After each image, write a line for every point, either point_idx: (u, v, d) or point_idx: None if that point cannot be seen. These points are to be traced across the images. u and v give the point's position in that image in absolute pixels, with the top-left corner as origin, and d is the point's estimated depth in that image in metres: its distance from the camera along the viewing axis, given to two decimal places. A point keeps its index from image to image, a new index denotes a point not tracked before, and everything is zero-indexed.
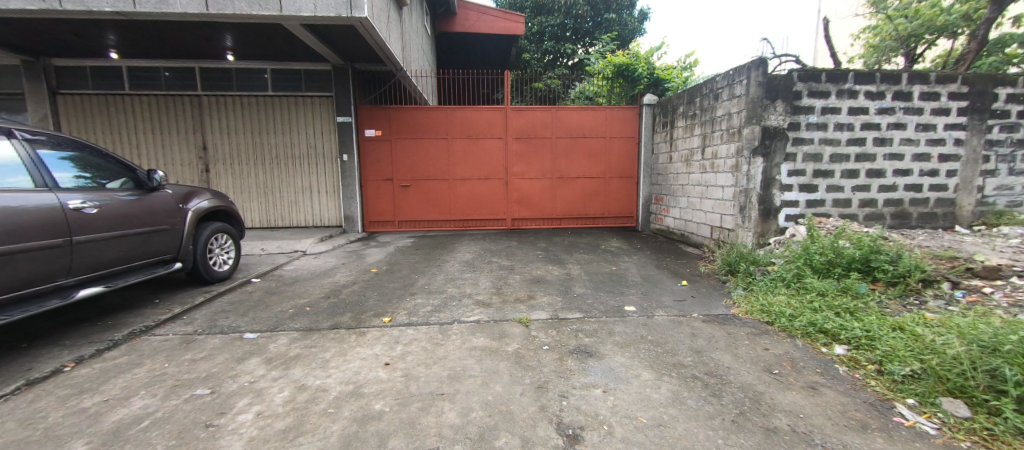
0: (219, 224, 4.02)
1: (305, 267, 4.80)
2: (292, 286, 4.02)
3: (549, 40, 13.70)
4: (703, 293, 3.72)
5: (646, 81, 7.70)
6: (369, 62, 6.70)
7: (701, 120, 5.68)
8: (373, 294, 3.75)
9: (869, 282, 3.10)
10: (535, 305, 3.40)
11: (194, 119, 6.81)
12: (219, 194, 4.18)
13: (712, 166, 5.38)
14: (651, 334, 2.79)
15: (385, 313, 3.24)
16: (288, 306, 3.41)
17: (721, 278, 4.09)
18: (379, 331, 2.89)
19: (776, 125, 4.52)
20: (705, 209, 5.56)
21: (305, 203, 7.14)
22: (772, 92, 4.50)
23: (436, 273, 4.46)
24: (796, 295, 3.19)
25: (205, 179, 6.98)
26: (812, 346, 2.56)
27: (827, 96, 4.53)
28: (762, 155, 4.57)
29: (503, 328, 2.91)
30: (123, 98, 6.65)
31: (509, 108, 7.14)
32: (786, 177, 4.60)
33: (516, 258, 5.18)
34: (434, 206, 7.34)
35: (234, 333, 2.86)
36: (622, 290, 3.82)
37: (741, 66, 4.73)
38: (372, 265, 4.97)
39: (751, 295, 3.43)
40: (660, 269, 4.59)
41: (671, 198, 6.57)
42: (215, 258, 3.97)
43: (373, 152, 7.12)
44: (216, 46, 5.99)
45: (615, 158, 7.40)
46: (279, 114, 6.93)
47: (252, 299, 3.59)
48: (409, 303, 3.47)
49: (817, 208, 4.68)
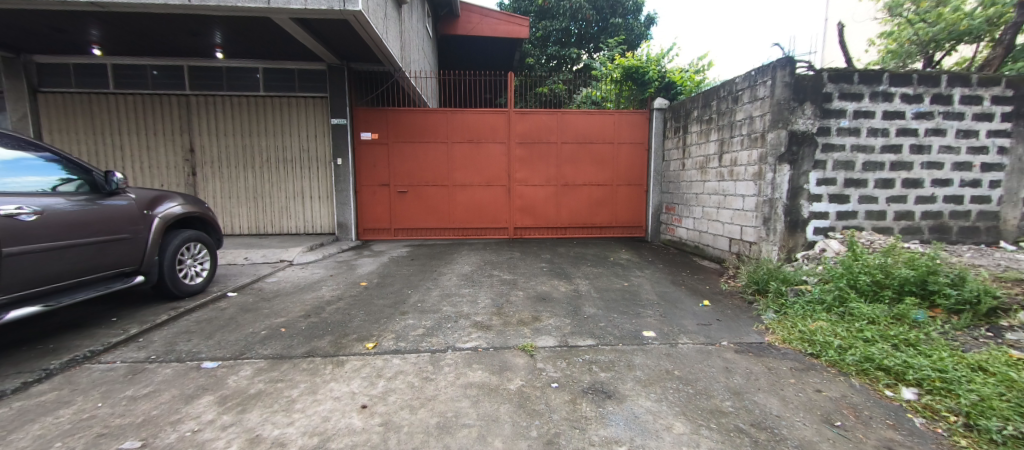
0: (193, 232, 3.65)
1: (289, 279, 4.41)
2: (271, 302, 3.62)
3: (554, 45, 13.47)
4: (729, 316, 3.31)
5: (656, 84, 7.30)
6: (367, 62, 6.36)
7: (717, 124, 5.31)
8: (359, 313, 3.35)
9: (928, 309, 2.70)
10: (540, 329, 2.99)
11: (181, 119, 6.48)
12: (195, 200, 3.82)
13: (731, 174, 4.99)
14: (678, 369, 2.38)
15: (369, 337, 2.84)
16: (261, 327, 3.01)
17: (748, 297, 3.69)
18: (361, 360, 2.49)
19: (805, 129, 4.14)
20: (722, 220, 5.16)
21: (296, 210, 6.77)
22: (801, 94, 4.12)
23: (431, 288, 4.06)
24: (841, 322, 2.78)
25: (191, 182, 6.61)
26: (873, 388, 2.15)
27: (860, 99, 4.15)
28: (788, 162, 4.19)
29: (505, 359, 2.50)
30: (107, 97, 6.33)
31: (513, 112, 6.79)
32: (815, 186, 4.20)
33: (519, 271, 4.78)
34: (432, 213, 6.96)
35: (192, 361, 2.47)
36: (638, 311, 3.41)
37: (765, 66, 4.38)
38: (362, 277, 4.57)
39: (787, 320, 3.02)
40: (677, 286, 4.19)
41: (684, 207, 6.18)
42: (187, 269, 3.60)
43: (369, 156, 6.76)
44: (204, 43, 5.66)
45: (624, 164, 7.02)
46: (271, 115, 6.60)
47: (223, 318, 3.20)
48: (398, 325, 3.07)
49: (848, 220, 4.28)
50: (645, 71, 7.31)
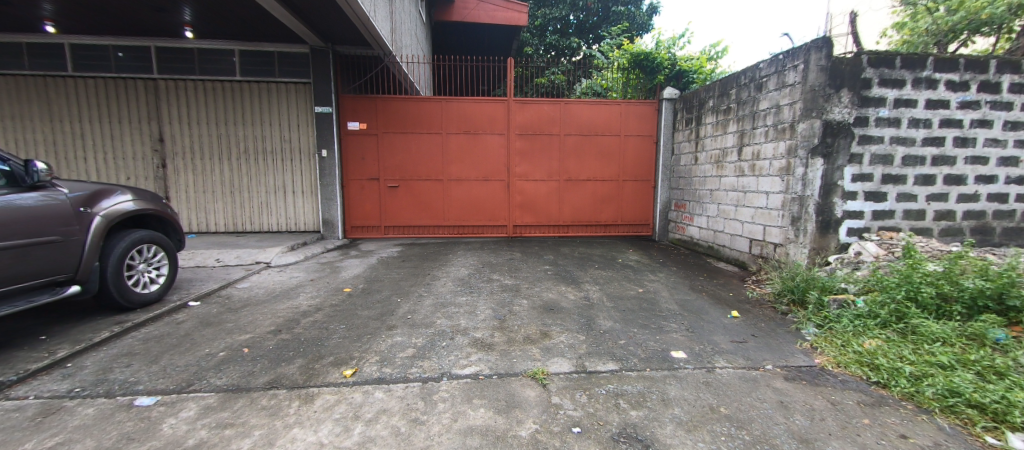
0: (146, 232, 3.15)
1: (262, 284, 3.92)
2: (237, 313, 3.14)
3: (553, 35, 13.02)
4: (765, 331, 2.89)
5: (666, 72, 6.68)
6: (353, 45, 5.83)
7: (736, 114, 4.88)
8: (339, 327, 2.88)
9: (1008, 327, 2.32)
10: (551, 349, 2.54)
11: (150, 105, 5.91)
12: (149, 196, 3.33)
13: (753, 169, 4.57)
14: (724, 405, 1.94)
15: (347, 360, 2.37)
16: (219, 348, 2.53)
17: (780, 307, 3.29)
18: (335, 393, 2.02)
19: (840, 119, 3.71)
20: (742, 219, 4.75)
21: (278, 205, 6.25)
22: (837, 79, 3.68)
23: (424, 296, 3.60)
24: (905, 342, 2.39)
25: (161, 175, 6.04)
26: (969, 432, 1.72)
27: (902, 86, 3.73)
28: (822, 155, 3.75)
29: (512, 391, 2.05)
30: (64, 81, 5.74)
31: (514, 101, 6.31)
32: (850, 182, 3.79)
33: (521, 275, 4.33)
34: (425, 210, 6.47)
35: (124, 396, 1.98)
36: (660, 324, 2.98)
37: (796, 48, 3.94)
38: (346, 282, 4.09)
39: (835, 338, 2.62)
40: (698, 293, 3.78)
41: (696, 205, 5.76)
42: (138, 276, 3.09)
43: (358, 147, 6.24)
44: (172, 20, 5.10)
45: (631, 158, 6.59)
46: (249, 103, 6.05)
47: (176, 335, 2.71)
48: (383, 344, 2.59)
49: (885, 220, 3.88)
50: (656, 57, 6.62)
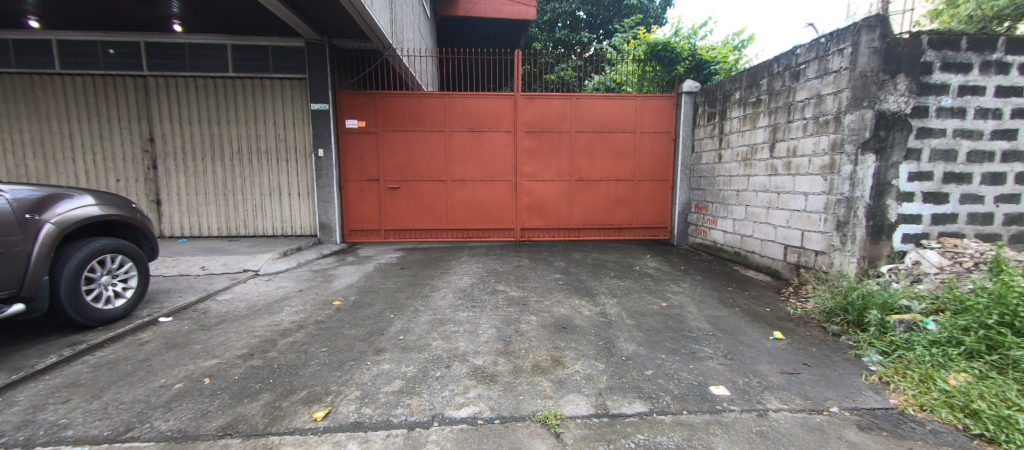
0: (109, 240, 2.82)
1: (246, 296, 3.58)
2: (209, 332, 2.78)
3: (563, 29, 12.64)
4: (818, 359, 2.44)
5: (686, 63, 6.19)
6: (351, 38, 5.48)
7: (768, 107, 4.40)
8: (320, 350, 2.51)
9: None
10: (566, 382, 2.12)
11: (141, 104, 5.65)
12: (117, 200, 3.01)
13: (788, 167, 4.09)
14: None
15: (322, 396, 1.98)
16: (177, 378, 2.17)
17: (831, 327, 2.83)
18: (297, 443, 1.63)
19: (896, 109, 3.23)
20: (775, 223, 4.28)
21: (273, 208, 5.94)
22: (893, 64, 3.20)
23: (421, 311, 3.22)
24: (1008, 381, 1.92)
25: (151, 177, 5.77)
26: None
27: (968, 71, 3.24)
28: (873, 150, 3.27)
29: (517, 444, 1.63)
30: (52, 78, 5.50)
31: (521, 96, 5.91)
32: (906, 182, 3.30)
33: (530, 286, 3.93)
34: (427, 212, 6.10)
35: (44, 446, 1.61)
36: (691, 349, 2.56)
37: (843, 29, 3.47)
38: (338, 293, 3.73)
39: (910, 369, 2.17)
40: (730, 309, 3.33)
41: (720, 207, 5.31)
42: (100, 290, 2.76)
43: (357, 146, 5.90)
44: (159, 14, 4.80)
45: (648, 156, 6.15)
46: (243, 100, 5.76)
47: (133, 361, 2.36)
48: (367, 374, 2.21)
49: (946, 225, 3.39)
50: (674, 48, 6.14)
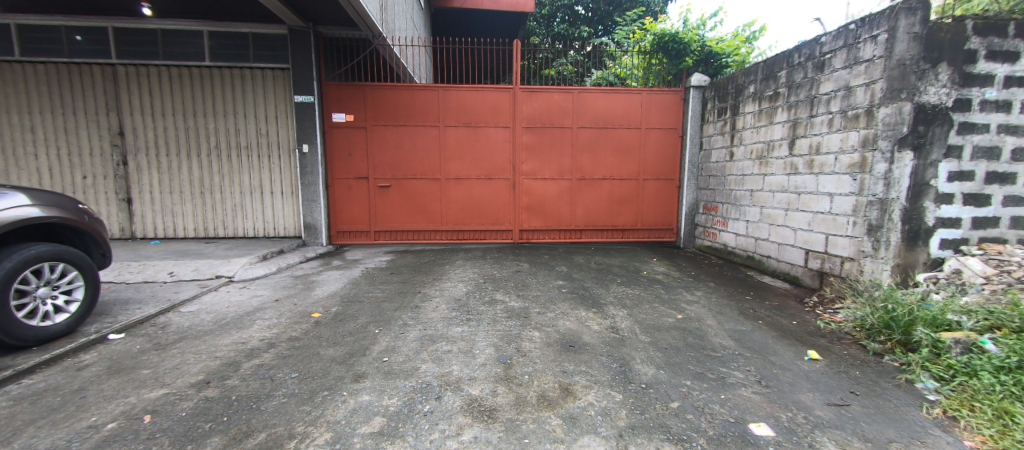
0: (47, 247, 2.44)
1: (215, 307, 3.21)
2: (163, 353, 2.41)
3: (562, 24, 12.36)
4: (867, 386, 2.12)
5: (695, 55, 5.73)
6: (338, 25, 5.09)
7: (787, 100, 4.09)
8: (289, 377, 2.15)
9: None
10: (579, 419, 1.78)
11: (109, 95, 5.23)
12: (61, 200, 2.64)
13: (811, 165, 3.78)
14: None
15: (283, 441, 1.62)
16: (111, 416, 1.80)
17: (872, 346, 2.52)
18: None
19: (935, 102, 2.92)
20: (794, 226, 3.98)
21: (255, 207, 5.56)
22: (934, 51, 2.89)
23: (409, 325, 2.87)
24: None
25: (121, 173, 5.35)
26: None
27: (1015, 60, 2.94)
28: (911, 147, 2.96)
29: None
30: (12, 66, 5.07)
31: (520, 90, 5.56)
32: (946, 182, 2.99)
33: (531, 294, 3.59)
34: (420, 212, 5.74)
35: None
36: (719, 373, 2.23)
37: (877, 15, 3.16)
38: (318, 303, 3.36)
39: (981, 400, 1.85)
40: (753, 322, 3.01)
41: (731, 208, 5.00)
42: (36, 305, 2.38)
43: (344, 141, 5.52)
44: None
45: (654, 153, 5.82)
46: (222, 91, 5.35)
47: (64, 392, 1.99)
48: (342, 409, 1.85)
49: (987, 230, 3.10)
50: (683, 38, 5.59)
